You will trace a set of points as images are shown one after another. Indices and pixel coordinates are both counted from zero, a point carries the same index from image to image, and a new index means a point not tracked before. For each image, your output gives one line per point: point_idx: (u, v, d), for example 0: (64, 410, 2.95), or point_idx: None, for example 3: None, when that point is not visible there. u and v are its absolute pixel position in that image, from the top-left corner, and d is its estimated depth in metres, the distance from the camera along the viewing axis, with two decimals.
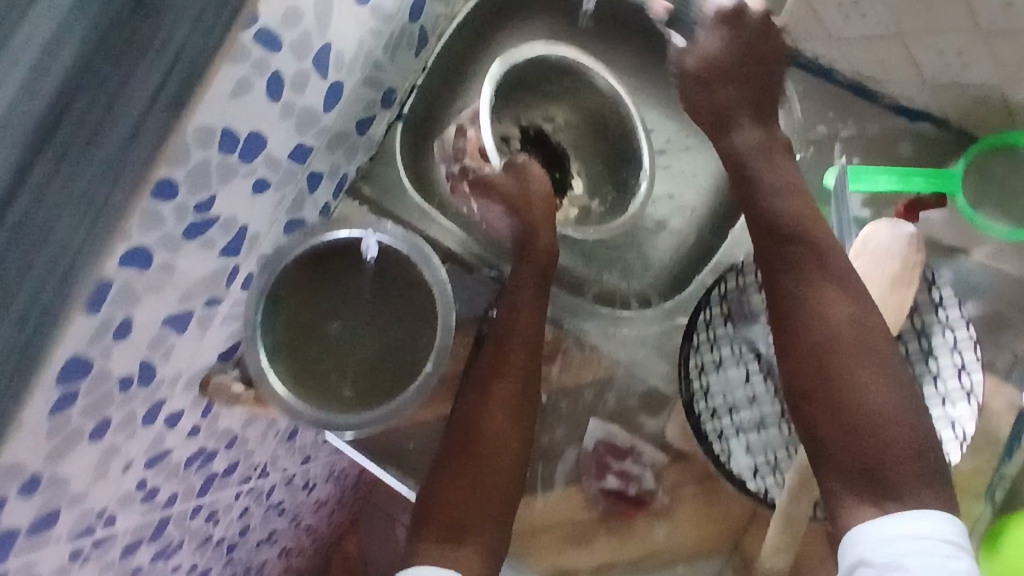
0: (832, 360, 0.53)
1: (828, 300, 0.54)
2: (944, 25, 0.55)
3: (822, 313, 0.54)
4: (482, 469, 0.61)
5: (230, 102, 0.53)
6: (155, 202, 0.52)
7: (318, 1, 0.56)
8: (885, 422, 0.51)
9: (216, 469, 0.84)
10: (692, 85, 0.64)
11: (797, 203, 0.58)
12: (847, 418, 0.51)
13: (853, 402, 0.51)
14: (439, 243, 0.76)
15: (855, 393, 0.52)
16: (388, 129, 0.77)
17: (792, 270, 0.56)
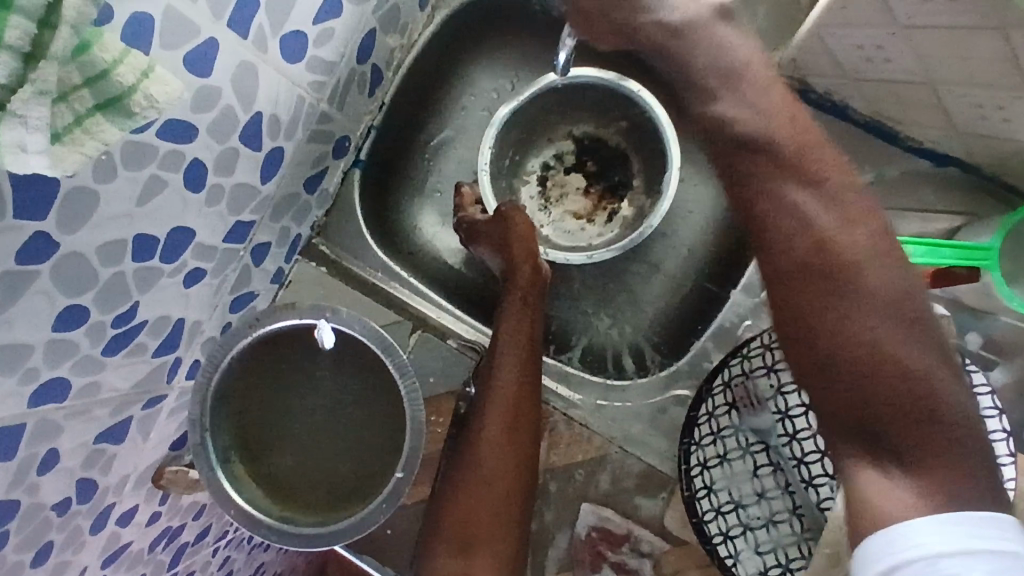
0: (816, 278, 0.43)
1: (825, 212, 0.43)
2: (982, 79, 0.46)
3: (817, 237, 0.43)
4: (486, 483, 0.55)
5: (136, 209, 0.45)
6: (62, 332, 0.45)
7: (239, 76, 0.47)
8: (891, 351, 0.41)
9: (186, 539, 0.72)
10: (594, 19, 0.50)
11: (776, 127, 0.45)
12: (844, 355, 0.42)
13: (852, 350, 0.42)
14: (410, 308, 0.69)
15: (855, 317, 0.42)
16: (344, 179, 0.68)
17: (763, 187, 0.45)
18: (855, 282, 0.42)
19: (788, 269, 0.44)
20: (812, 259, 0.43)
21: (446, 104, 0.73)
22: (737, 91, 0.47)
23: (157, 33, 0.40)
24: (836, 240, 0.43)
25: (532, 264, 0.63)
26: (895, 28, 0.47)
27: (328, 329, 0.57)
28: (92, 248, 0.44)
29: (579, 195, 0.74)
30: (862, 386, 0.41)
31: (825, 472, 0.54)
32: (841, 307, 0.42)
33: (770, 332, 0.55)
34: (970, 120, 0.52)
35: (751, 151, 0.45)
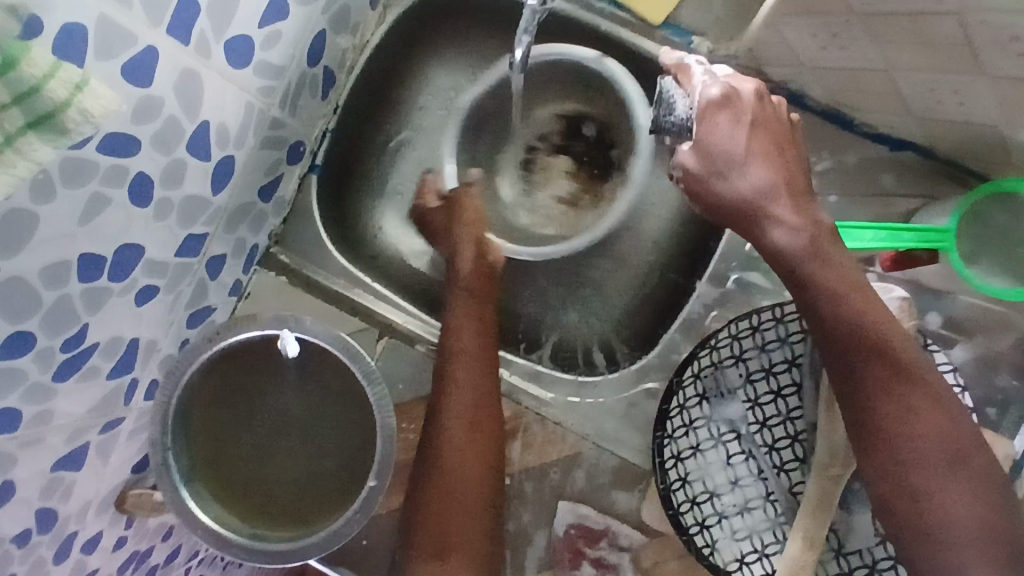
0: (918, 473, 0.44)
1: (914, 399, 0.45)
2: (941, 64, 0.48)
3: (902, 417, 0.45)
4: (455, 483, 0.53)
5: (78, 228, 0.43)
6: (6, 360, 0.42)
7: (181, 84, 0.45)
8: (987, 530, 0.43)
9: (155, 562, 0.69)
10: (705, 184, 0.49)
11: (860, 304, 0.46)
12: (934, 524, 0.44)
13: (957, 543, 0.43)
14: (374, 314, 0.67)
15: (943, 482, 0.44)
16: (300, 185, 0.67)
17: (865, 378, 0.46)
18: (935, 457, 0.44)
19: (885, 457, 0.45)
20: (918, 455, 0.45)
21: (401, 105, 0.71)
22: (840, 295, 0.46)
23: (90, 44, 0.38)
24: (920, 420, 0.45)
25: (476, 250, 0.62)
26: (851, 16, 0.48)
27: (291, 340, 0.56)
28: (33, 271, 0.41)
29: (566, 176, 0.72)
30: (950, 546, 0.43)
31: (795, 457, 0.55)
32: (947, 513, 0.44)
33: (735, 322, 0.56)
34: (927, 105, 0.54)
35: (843, 343, 0.47)
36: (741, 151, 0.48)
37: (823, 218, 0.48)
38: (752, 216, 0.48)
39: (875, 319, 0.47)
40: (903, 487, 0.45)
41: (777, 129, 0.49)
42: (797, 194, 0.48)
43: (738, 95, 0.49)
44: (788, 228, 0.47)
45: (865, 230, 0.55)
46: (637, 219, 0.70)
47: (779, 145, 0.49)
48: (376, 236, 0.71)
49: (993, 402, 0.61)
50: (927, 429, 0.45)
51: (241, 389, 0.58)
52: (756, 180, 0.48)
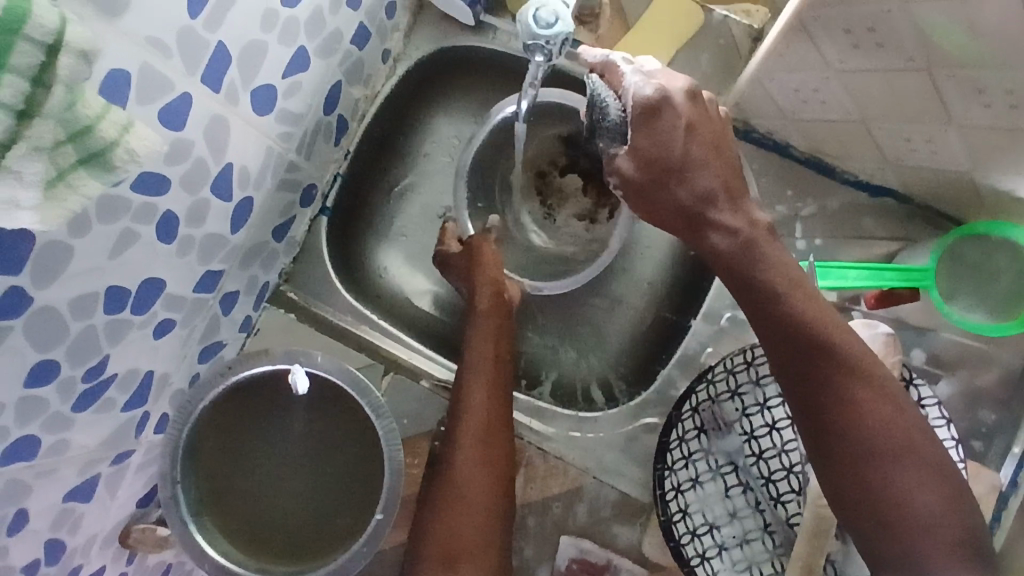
0: (871, 470, 0.46)
1: (864, 397, 0.46)
2: (914, 115, 0.52)
3: (869, 417, 0.46)
4: (463, 499, 0.55)
5: (108, 262, 0.45)
6: (32, 389, 0.44)
7: (210, 128, 0.48)
8: (940, 522, 0.45)
9: None
10: (648, 189, 0.48)
11: (800, 299, 0.48)
12: (903, 525, 0.45)
13: (912, 536, 0.45)
14: (379, 350, 0.69)
15: (906, 482, 0.45)
16: (311, 226, 0.69)
17: (814, 377, 0.47)
18: (900, 458, 0.46)
19: (852, 460, 0.46)
20: (870, 451, 0.46)
21: (408, 153, 0.75)
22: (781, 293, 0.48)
23: (132, 90, 0.40)
24: (884, 422, 0.46)
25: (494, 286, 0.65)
26: (829, 72, 0.53)
27: (302, 374, 0.57)
28: (63, 301, 0.43)
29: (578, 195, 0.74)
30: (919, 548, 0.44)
31: (793, 489, 0.56)
32: (901, 507, 0.45)
33: (729, 356, 0.58)
34: (902, 154, 0.58)
35: (792, 342, 0.48)
36: (681, 155, 0.47)
37: (758, 218, 0.50)
38: (694, 217, 0.49)
39: (831, 323, 0.48)
40: (858, 484, 0.46)
41: (713, 133, 0.49)
42: (736, 195, 0.49)
43: (671, 97, 0.47)
44: (734, 233, 0.49)
45: (850, 269, 0.58)
46: (633, 260, 0.73)
47: (717, 150, 0.49)
48: (381, 275, 0.74)
49: (978, 435, 0.63)
50: (878, 425, 0.46)
51: (245, 421, 0.59)
52: (699, 186, 0.48)
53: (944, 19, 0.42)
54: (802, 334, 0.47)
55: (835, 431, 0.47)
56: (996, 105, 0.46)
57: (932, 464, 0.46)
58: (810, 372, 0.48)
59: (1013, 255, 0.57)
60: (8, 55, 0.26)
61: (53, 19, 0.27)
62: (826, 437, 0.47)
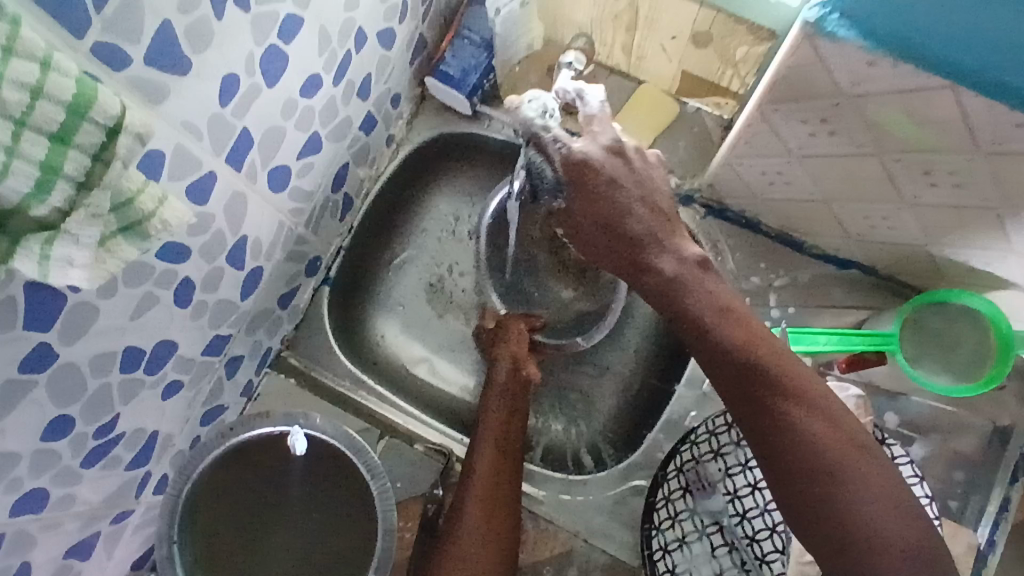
0: (818, 486, 0.46)
1: (801, 413, 0.47)
2: (869, 195, 0.58)
3: (810, 434, 0.47)
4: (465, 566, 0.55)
5: (129, 323, 0.49)
6: (48, 442, 0.46)
7: (230, 203, 0.53)
8: (886, 532, 0.45)
9: None
10: (592, 233, 0.53)
11: (731, 329, 0.50)
12: (856, 543, 0.45)
13: (864, 549, 0.45)
14: (376, 415, 0.72)
15: (857, 499, 0.46)
16: (313, 297, 0.73)
17: (753, 401, 0.48)
18: (849, 474, 0.46)
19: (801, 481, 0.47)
20: (815, 468, 0.46)
21: (408, 227, 0.79)
22: (713, 321, 0.50)
23: (165, 167, 0.45)
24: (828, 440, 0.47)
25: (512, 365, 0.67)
26: (790, 157, 0.59)
27: (301, 436, 0.59)
28: (85, 358, 0.46)
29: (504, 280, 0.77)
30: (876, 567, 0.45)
31: (777, 549, 0.57)
32: (848, 518, 0.45)
33: (711, 418, 0.61)
34: (863, 229, 0.63)
35: (730, 370, 0.49)
36: (611, 209, 0.52)
37: (688, 252, 0.52)
38: (631, 255, 0.52)
39: (766, 346, 0.49)
40: (805, 502, 0.46)
41: (636, 180, 0.53)
42: (666, 235, 0.52)
43: (588, 157, 0.53)
44: (664, 269, 0.51)
45: (821, 335, 0.63)
46: (620, 328, 0.77)
47: (645, 196, 0.53)
48: (378, 342, 0.77)
49: (954, 495, 0.66)
50: (819, 439, 0.47)
51: (242, 481, 0.60)
52: (633, 231, 0.52)
53: (889, 110, 0.47)
54: (737, 360, 0.49)
55: (782, 453, 0.47)
56: (942, 185, 0.52)
57: (877, 475, 0.46)
58: (749, 396, 0.49)
59: (972, 322, 0.62)
60: (74, 134, 0.31)
61: (115, 106, 0.31)
62: (770, 458, 0.48)
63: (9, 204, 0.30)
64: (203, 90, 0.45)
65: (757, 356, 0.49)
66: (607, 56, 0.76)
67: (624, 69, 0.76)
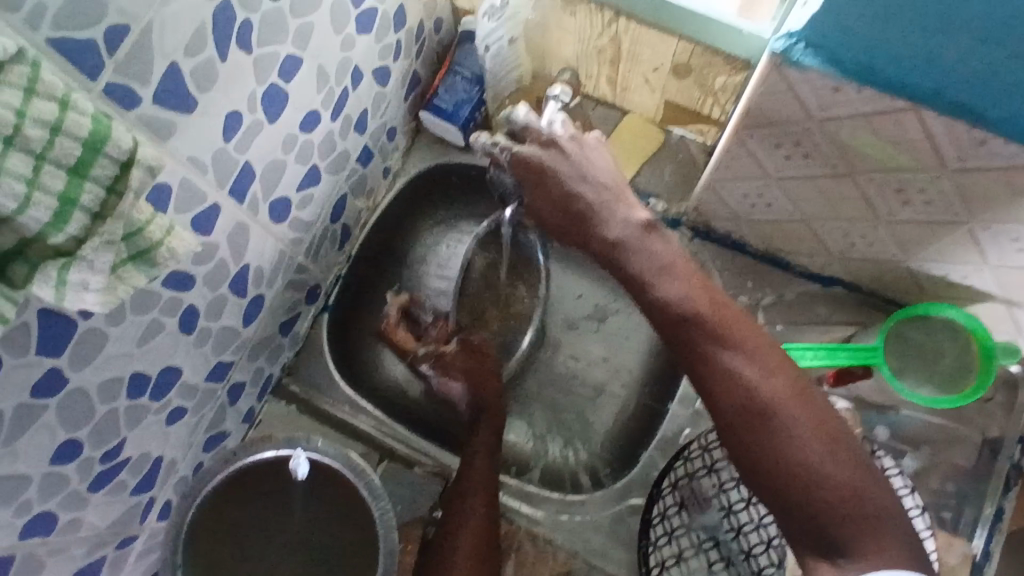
0: (752, 427, 0.48)
1: (733, 358, 0.49)
2: (846, 215, 0.60)
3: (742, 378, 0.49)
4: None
5: (136, 349, 0.51)
6: (56, 466, 0.48)
7: (232, 233, 0.55)
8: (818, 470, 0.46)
9: None
10: (546, 211, 0.59)
11: (674, 283, 0.52)
12: (790, 480, 0.47)
13: (797, 486, 0.46)
14: (376, 439, 0.74)
15: (795, 445, 0.47)
16: (313, 324, 0.76)
17: (689, 350, 0.51)
18: (786, 418, 0.47)
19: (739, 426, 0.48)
20: (750, 409, 0.48)
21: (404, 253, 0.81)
22: (652, 277, 0.53)
23: (173, 199, 0.48)
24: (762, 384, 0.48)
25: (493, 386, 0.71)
26: (769, 180, 0.61)
27: (303, 459, 0.61)
28: (94, 383, 0.48)
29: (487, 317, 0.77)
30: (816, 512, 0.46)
31: (772, 562, 0.58)
32: (780, 457, 0.47)
33: (704, 434, 0.62)
34: (843, 247, 0.66)
35: (669, 322, 0.52)
36: (561, 193, 0.57)
37: (635, 217, 0.55)
38: (583, 225, 0.57)
39: (707, 297, 0.52)
40: (741, 441, 0.49)
41: (577, 163, 0.58)
42: (615, 204, 0.56)
43: (525, 156, 0.59)
44: (609, 234, 0.55)
45: (807, 350, 0.65)
46: (613, 350, 0.79)
47: (588, 176, 0.57)
48: (377, 367, 0.79)
49: (947, 506, 0.68)
50: (751, 383, 0.48)
51: (243, 505, 0.61)
52: (584, 207, 0.57)
53: (858, 132, 0.50)
54: (673, 312, 0.52)
55: (718, 398, 0.50)
56: (913, 202, 0.54)
57: (813, 416, 0.47)
58: (687, 345, 0.51)
59: (952, 333, 0.64)
60: (90, 167, 0.33)
61: (127, 140, 0.34)
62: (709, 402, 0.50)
63: (29, 233, 0.32)
64: (207, 127, 0.48)
65: (692, 307, 0.51)
66: (593, 88, 0.80)
67: (610, 99, 0.80)
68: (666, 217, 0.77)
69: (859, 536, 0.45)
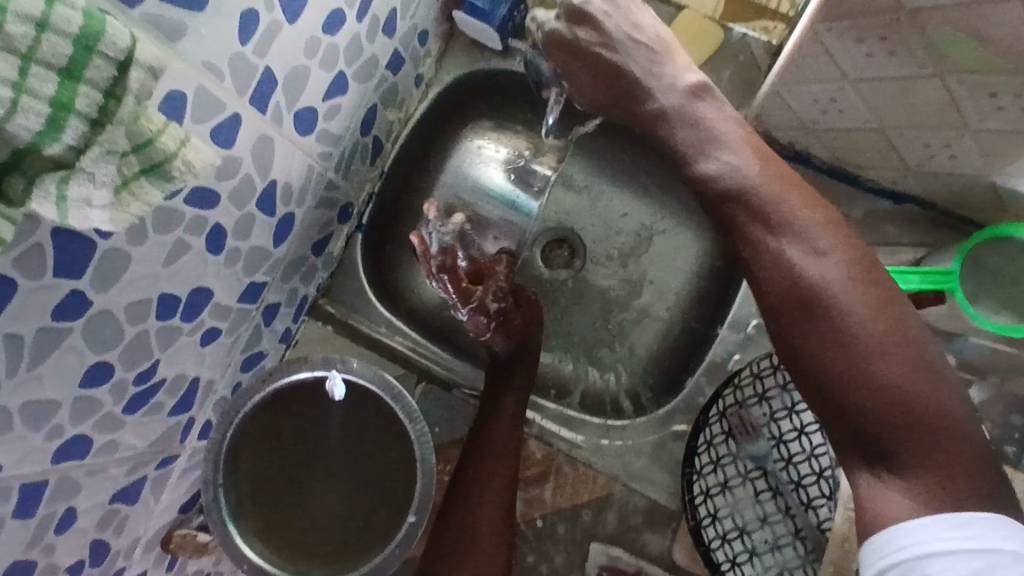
0: (795, 313, 0.47)
1: (781, 242, 0.49)
2: (930, 123, 0.53)
3: (789, 262, 0.48)
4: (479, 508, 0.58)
5: (163, 270, 0.49)
6: (87, 388, 0.47)
7: (256, 146, 0.52)
8: (873, 365, 0.44)
9: None
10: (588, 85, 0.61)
11: (727, 161, 0.52)
12: (836, 371, 0.45)
13: (848, 380, 0.45)
14: (413, 361, 0.72)
15: (843, 334, 0.45)
16: (347, 244, 0.73)
17: (738, 233, 0.51)
18: (836, 303, 0.46)
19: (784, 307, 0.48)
20: (798, 292, 0.47)
21: (436, 169, 0.78)
22: (705, 157, 0.53)
23: (188, 109, 0.44)
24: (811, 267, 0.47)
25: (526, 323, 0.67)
26: (843, 82, 0.54)
27: (338, 381, 0.59)
28: (121, 305, 0.47)
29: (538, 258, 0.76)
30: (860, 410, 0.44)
31: (823, 493, 0.56)
32: (832, 345, 0.45)
33: (758, 360, 0.57)
34: (922, 159, 0.59)
35: (721, 203, 0.52)
36: (608, 64, 0.58)
37: (688, 90, 0.56)
38: (637, 97, 0.58)
39: (764, 177, 0.51)
40: (788, 328, 0.47)
41: (625, 34, 0.58)
42: (673, 87, 0.56)
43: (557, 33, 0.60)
44: (656, 103, 0.57)
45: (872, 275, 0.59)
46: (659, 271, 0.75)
47: (647, 52, 0.57)
48: (412, 287, 0.77)
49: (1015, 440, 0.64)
50: (797, 266, 0.47)
51: (281, 425, 0.61)
52: (640, 90, 0.57)
53: (955, 24, 0.43)
54: (723, 193, 0.52)
55: (765, 283, 0.49)
56: (1007, 108, 0.47)
57: (868, 306, 0.45)
58: (736, 229, 0.51)
59: None
60: (83, 68, 0.29)
61: (124, 37, 0.30)
62: (756, 287, 0.50)
63: (21, 143, 0.30)
64: (220, 27, 0.43)
65: (741, 189, 0.51)
66: None
67: None
68: None
69: (918, 439, 0.43)
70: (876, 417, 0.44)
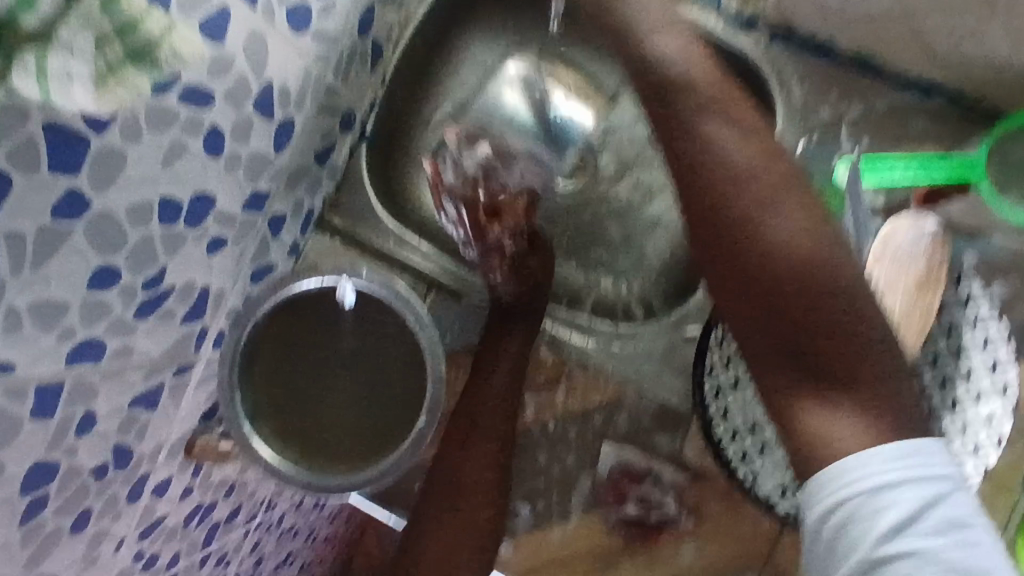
0: (734, 202, 0.53)
1: (726, 138, 0.54)
2: None
3: (732, 159, 0.54)
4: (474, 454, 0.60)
5: (162, 172, 0.48)
6: (96, 292, 0.48)
7: (249, 41, 0.50)
8: (802, 256, 0.51)
9: (211, 498, 0.77)
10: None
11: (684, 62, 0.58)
12: (768, 255, 0.51)
13: (776, 264, 0.51)
14: (423, 271, 0.71)
15: (776, 223, 0.52)
16: (351, 154, 0.72)
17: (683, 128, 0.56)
18: (774, 231, 0.52)
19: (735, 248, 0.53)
20: (742, 180, 0.53)
21: (438, 79, 0.77)
22: (655, 55, 0.59)
23: None
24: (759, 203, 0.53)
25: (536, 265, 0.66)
26: None
27: (349, 287, 0.59)
28: (121, 207, 0.46)
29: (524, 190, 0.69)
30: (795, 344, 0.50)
31: None
32: (767, 235, 0.52)
33: None
34: None
35: (671, 99, 0.57)
36: None
37: None
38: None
39: (711, 85, 0.57)
40: (725, 218, 0.53)
41: None
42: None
43: None
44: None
45: (897, 165, 0.60)
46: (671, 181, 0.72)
47: None
48: (419, 199, 0.76)
49: None
50: (742, 164, 0.53)
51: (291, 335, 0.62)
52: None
53: None
54: (670, 90, 0.57)
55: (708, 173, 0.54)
56: None
57: (798, 208, 0.53)
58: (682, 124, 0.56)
59: None
60: None
61: None
62: (693, 181, 0.55)
63: None
64: None
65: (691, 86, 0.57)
66: None
67: None
68: (741, 18, 0.66)
69: (832, 328, 0.50)
70: (800, 305, 0.50)
